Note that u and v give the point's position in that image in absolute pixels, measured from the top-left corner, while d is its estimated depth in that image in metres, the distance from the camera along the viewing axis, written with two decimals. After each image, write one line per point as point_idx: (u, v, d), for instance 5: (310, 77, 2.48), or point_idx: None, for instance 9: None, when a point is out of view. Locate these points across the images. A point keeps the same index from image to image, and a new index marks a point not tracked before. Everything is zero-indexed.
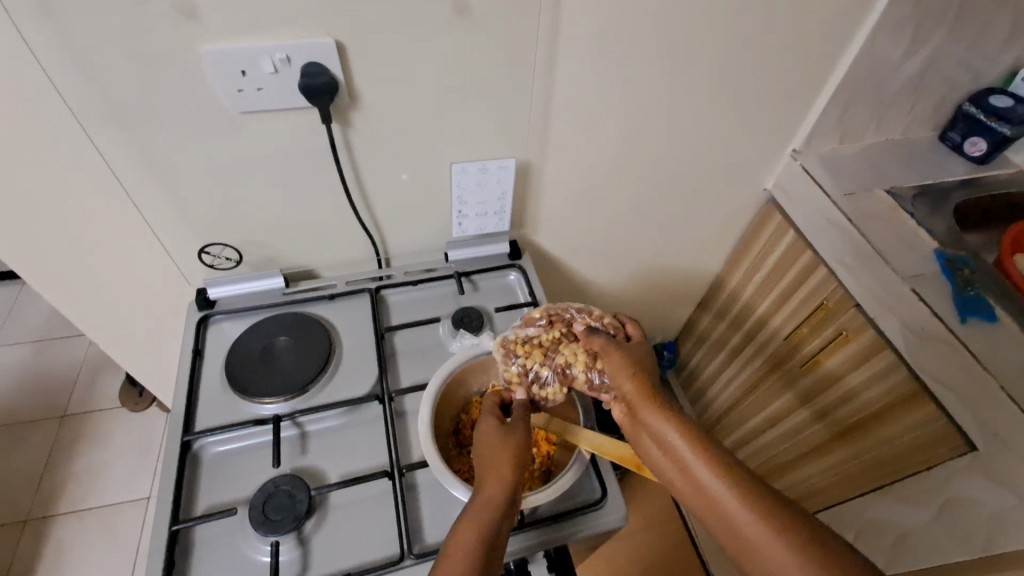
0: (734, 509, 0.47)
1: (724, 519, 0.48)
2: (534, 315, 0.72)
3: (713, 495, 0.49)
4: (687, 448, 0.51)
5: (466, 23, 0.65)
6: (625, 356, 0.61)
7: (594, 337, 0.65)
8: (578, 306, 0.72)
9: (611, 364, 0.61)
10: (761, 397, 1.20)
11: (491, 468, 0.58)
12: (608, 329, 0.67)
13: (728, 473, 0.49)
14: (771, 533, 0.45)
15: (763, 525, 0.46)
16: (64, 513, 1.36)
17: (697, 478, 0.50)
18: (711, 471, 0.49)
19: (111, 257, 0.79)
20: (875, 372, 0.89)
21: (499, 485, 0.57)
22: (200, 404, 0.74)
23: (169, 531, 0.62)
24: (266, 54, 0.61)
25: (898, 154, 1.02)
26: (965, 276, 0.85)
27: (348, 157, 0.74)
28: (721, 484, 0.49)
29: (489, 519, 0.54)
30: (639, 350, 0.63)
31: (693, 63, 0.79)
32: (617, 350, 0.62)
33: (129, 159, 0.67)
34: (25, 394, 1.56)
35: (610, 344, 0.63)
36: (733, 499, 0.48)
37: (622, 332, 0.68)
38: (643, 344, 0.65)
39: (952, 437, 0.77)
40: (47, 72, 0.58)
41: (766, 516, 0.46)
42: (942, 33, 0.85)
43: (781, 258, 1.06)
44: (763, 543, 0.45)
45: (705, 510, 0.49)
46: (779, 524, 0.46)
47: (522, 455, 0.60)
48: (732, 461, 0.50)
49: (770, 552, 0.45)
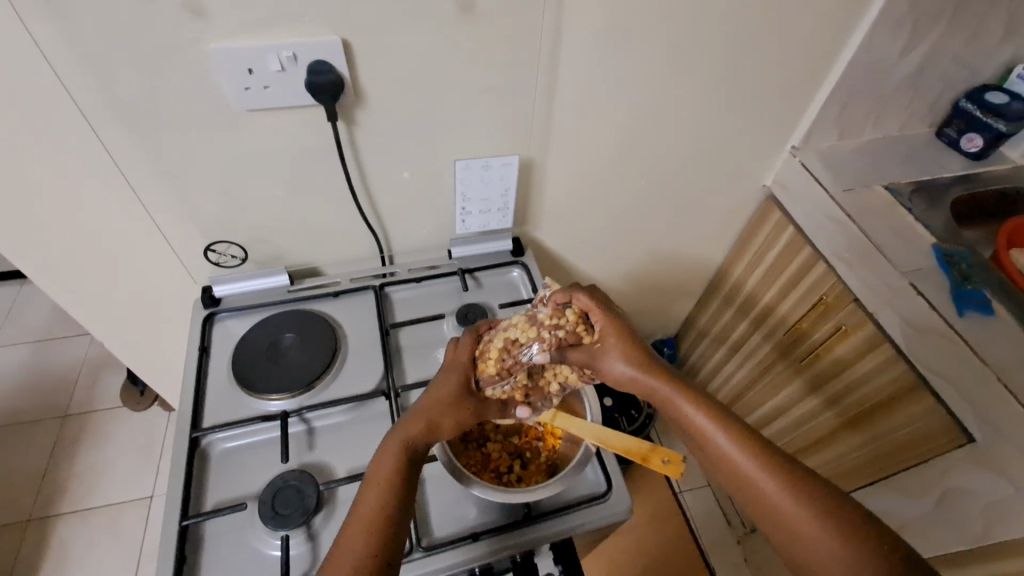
0: (771, 493, 0.49)
1: (761, 502, 0.50)
2: (485, 365, 0.65)
3: (745, 475, 0.51)
4: (720, 434, 0.53)
5: (471, 21, 0.65)
6: (620, 369, 0.59)
7: (568, 357, 0.63)
8: (522, 330, 0.65)
9: (610, 380, 0.60)
10: (764, 390, 1.22)
11: (389, 438, 0.56)
12: (572, 340, 0.62)
13: (762, 457, 0.51)
14: (806, 513, 0.47)
15: (799, 506, 0.48)
16: (66, 513, 1.36)
17: (731, 461, 0.51)
18: (744, 454, 0.51)
19: (118, 254, 0.80)
20: (873, 364, 0.90)
21: (405, 450, 0.56)
22: (208, 402, 0.74)
23: (179, 526, 0.62)
24: (273, 52, 0.61)
25: (895, 150, 1.03)
26: (963, 270, 0.86)
27: (353, 155, 0.75)
28: (754, 468, 0.50)
29: (389, 493, 0.52)
30: (620, 347, 0.59)
31: (693, 61, 0.80)
32: (602, 357, 0.60)
33: (136, 158, 0.67)
34: (25, 394, 1.55)
35: (590, 358, 0.61)
36: (766, 480, 0.49)
37: (583, 327, 0.62)
38: (615, 327, 0.61)
39: (951, 430, 0.79)
40: (55, 70, 0.58)
41: (800, 496, 0.48)
42: (939, 30, 0.86)
43: (780, 254, 1.07)
44: (798, 524, 0.47)
45: (740, 492, 0.51)
46: (815, 503, 0.48)
47: (434, 425, 0.59)
48: (761, 442, 0.52)
49: (800, 529, 0.47)
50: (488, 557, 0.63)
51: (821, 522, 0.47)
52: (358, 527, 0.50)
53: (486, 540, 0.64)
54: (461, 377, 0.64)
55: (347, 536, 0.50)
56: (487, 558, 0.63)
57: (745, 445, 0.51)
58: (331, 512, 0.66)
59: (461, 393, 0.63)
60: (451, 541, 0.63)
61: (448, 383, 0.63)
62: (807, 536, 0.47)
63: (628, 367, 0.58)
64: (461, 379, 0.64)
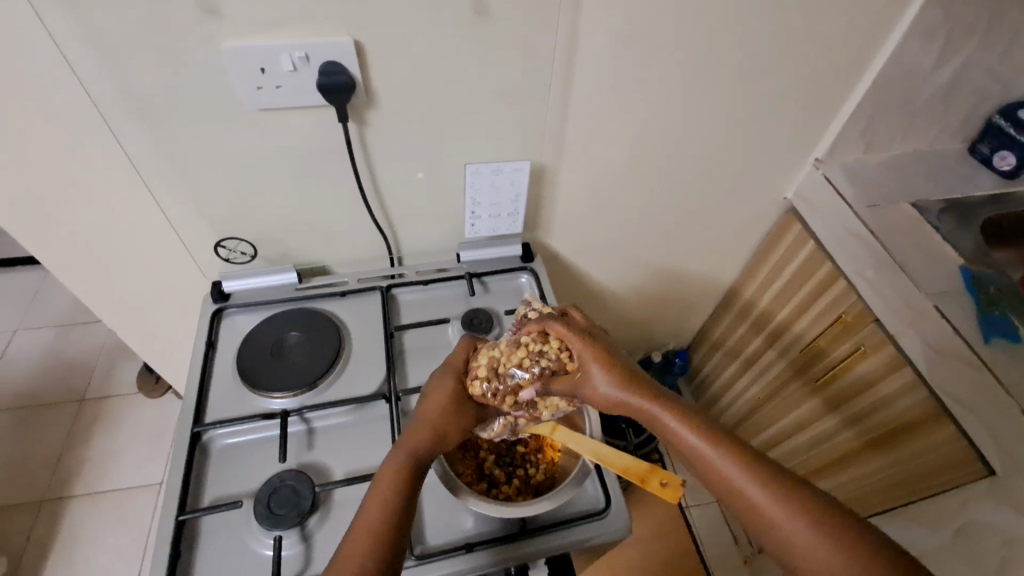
0: (769, 510, 0.47)
1: (764, 522, 0.48)
2: (475, 386, 0.62)
3: (744, 494, 0.49)
4: (709, 449, 0.51)
5: (485, 23, 0.65)
6: (604, 399, 0.58)
7: (553, 389, 0.61)
8: (503, 354, 0.63)
9: (598, 405, 0.59)
10: (780, 406, 1.18)
11: (396, 448, 0.55)
12: (557, 368, 0.61)
13: (753, 468, 0.49)
14: (804, 527, 0.46)
15: (796, 519, 0.46)
16: (79, 495, 1.39)
17: (724, 476, 0.50)
18: (738, 470, 0.50)
19: (131, 246, 0.81)
20: (894, 389, 0.87)
21: (410, 457, 0.55)
22: (211, 396, 0.75)
23: (176, 521, 0.63)
24: (286, 52, 0.61)
25: (923, 166, 0.99)
26: (991, 294, 0.82)
27: (364, 156, 0.74)
28: (749, 482, 0.49)
29: (396, 504, 0.51)
30: (603, 379, 0.57)
31: (713, 69, 0.78)
32: (587, 385, 0.58)
33: (150, 152, 0.68)
34: (44, 377, 1.59)
35: (573, 387, 0.60)
36: (763, 496, 0.48)
37: (566, 358, 0.61)
38: (596, 352, 0.59)
39: (971, 461, 0.75)
40: (71, 65, 0.59)
41: (796, 508, 0.47)
42: (974, 42, 0.82)
43: (799, 269, 1.04)
44: (797, 536, 0.46)
45: (735, 506, 0.50)
46: (811, 514, 0.46)
47: (442, 434, 0.58)
48: (751, 453, 0.51)
49: (806, 547, 0.45)
50: (481, 569, 0.62)
51: (818, 532, 0.46)
52: (363, 537, 0.49)
53: (478, 552, 0.63)
54: (461, 385, 0.63)
55: (351, 546, 0.49)
56: (481, 569, 0.62)
57: (738, 459, 0.50)
58: (326, 513, 0.65)
59: (459, 399, 0.62)
60: (445, 550, 0.63)
61: (449, 389, 0.62)
62: (812, 552, 0.45)
63: (613, 389, 0.57)
64: (462, 391, 0.63)
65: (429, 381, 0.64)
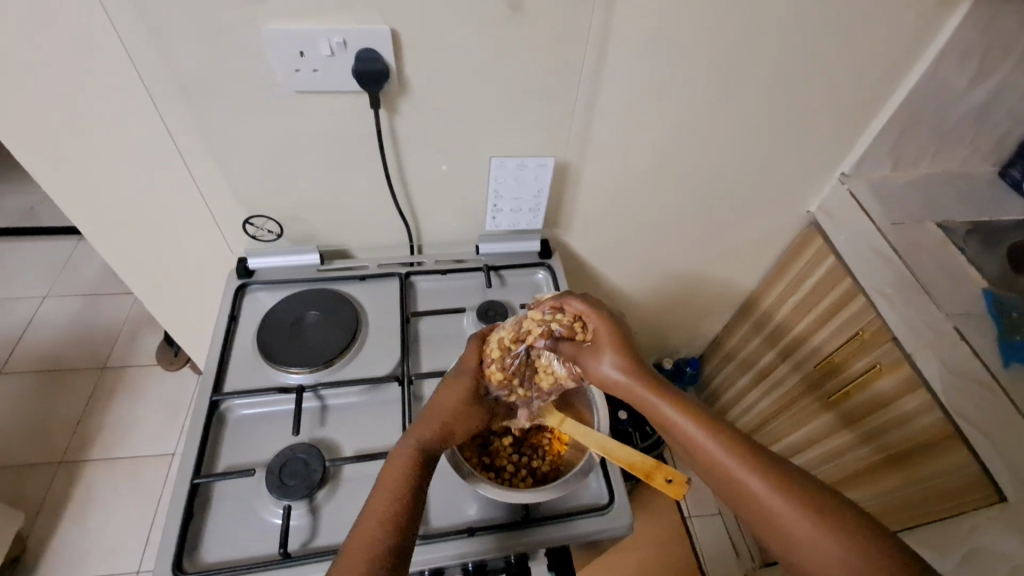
0: (772, 504, 0.47)
1: (766, 517, 0.48)
2: None
3: (747, 488, 0.49)
4: (714, 442, 0.51)
5: (520, 19, 0.66)
6: (608, 372, 0.58)
7: (562, 349, 0.64)
8: (512, 328, 0.66)
9: (598, 381, 0.60)
10: (790, 420, 1.18)
11: (401, 443, 0.56)
12: (567, 334, 0.63)
13: (756, 463, 0.50)
14: (806, 519, 0.46)
15: (794, 507, 0.47)
16: (95, 460, 1.43)
17: (723, 466, 0.50)
18: (741, 463, 0.50)
19: (163, 217, 0.84)
20: (910, 408, 0.86)
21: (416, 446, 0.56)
22: (231, 369, 0.77)
23: (191, 483, 0.65)
24: (324, 37, 0.63)
25: (951, 187, 0.98)
26: (1014, 319, 0.81)
27: (392, 143, 0.76)
28: (749, 472, 0.49)
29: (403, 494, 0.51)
30: (610, 353, 0.59)
31: (744, 78, 0.78)
32: (596, 358, 0.59)
33: (188, 127, 0.71)
34: (69, 344, 1.65)
35: (580, 354, 0.61)
36: (765, 489, 0.48)
37: (579, 326, 0.63)
38: (610, 328, 0.60)
39: (984, 485, 0.74)
40: (123, 41, 0.62)
41: (798, 501, 0.47)
42: (1012, 63, 0.81)
43: (818, 283, 1.04)
44: (795, 525, 0.46)
45: (733, 498, 0.50)
46: (809, 504, 0.46)
47: (441, 430, 0.58)
48: (754, 448, 0.51)
49: (810, 542, 0.45)
50: (484, 554, 0.63)
51: (819, 523, 0.45)
52: (372, 522, 0.49)
53: (481, 537, 0.64)
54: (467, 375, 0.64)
55: (359, 530, 0.49)
56: (483, 555, 0.63)
57: (740, 453, 0.50)
58: (334, 488, 0.67)
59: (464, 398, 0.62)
60: (448, 532, 0.64)
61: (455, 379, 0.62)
62: (815, 546, 0.45)
63: (619, 371, 0.58)
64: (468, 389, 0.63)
65: (445, 379, 0.65)
